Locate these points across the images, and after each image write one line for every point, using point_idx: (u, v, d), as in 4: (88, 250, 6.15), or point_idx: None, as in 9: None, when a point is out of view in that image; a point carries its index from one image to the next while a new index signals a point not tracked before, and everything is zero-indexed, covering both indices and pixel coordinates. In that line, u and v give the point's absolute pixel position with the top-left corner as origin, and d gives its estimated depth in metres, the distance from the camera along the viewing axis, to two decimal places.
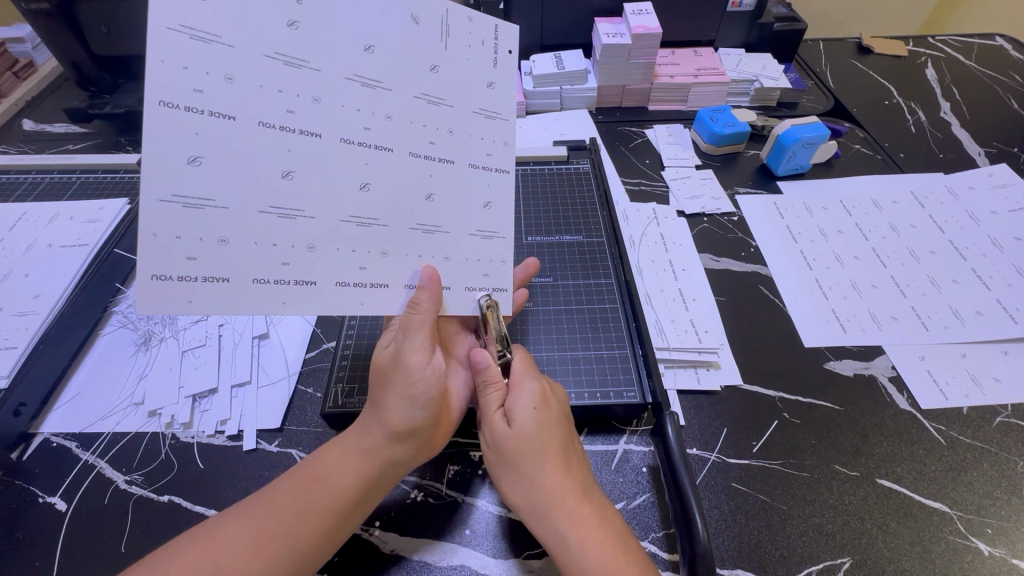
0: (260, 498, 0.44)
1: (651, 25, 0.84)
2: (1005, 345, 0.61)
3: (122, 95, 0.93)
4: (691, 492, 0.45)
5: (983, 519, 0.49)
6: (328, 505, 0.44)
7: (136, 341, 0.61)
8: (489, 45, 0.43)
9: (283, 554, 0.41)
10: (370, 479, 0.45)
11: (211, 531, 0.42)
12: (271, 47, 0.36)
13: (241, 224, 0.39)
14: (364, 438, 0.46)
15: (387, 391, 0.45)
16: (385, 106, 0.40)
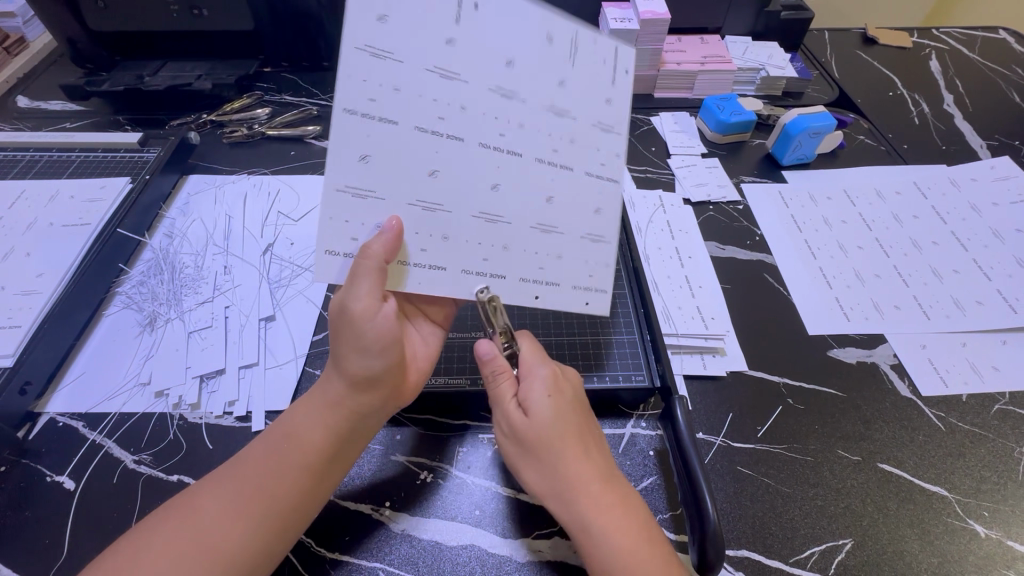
0: (235, 463, 0.44)
1: (659, 10, 0.84)
2: (1004, 335, 0.62)
3: (120, 73, 0.91)
4: (700, 474, 0.46)
5: (980, 503, 0.50)
6: (300, 460, 0.44)
7: (141, 321, 0.61)
8: (613, 62, 0.45)
9: (264, 513, 0.42)
10: (339, 430, 0.46)
11: (192, 501, 0.42)
12: (432, 62, 0.40)
13: (394, 212, 0.42)
14: (327, 394, 0.46)
15: (345, 344, 0.44)
16: (518, 116, 0.43)
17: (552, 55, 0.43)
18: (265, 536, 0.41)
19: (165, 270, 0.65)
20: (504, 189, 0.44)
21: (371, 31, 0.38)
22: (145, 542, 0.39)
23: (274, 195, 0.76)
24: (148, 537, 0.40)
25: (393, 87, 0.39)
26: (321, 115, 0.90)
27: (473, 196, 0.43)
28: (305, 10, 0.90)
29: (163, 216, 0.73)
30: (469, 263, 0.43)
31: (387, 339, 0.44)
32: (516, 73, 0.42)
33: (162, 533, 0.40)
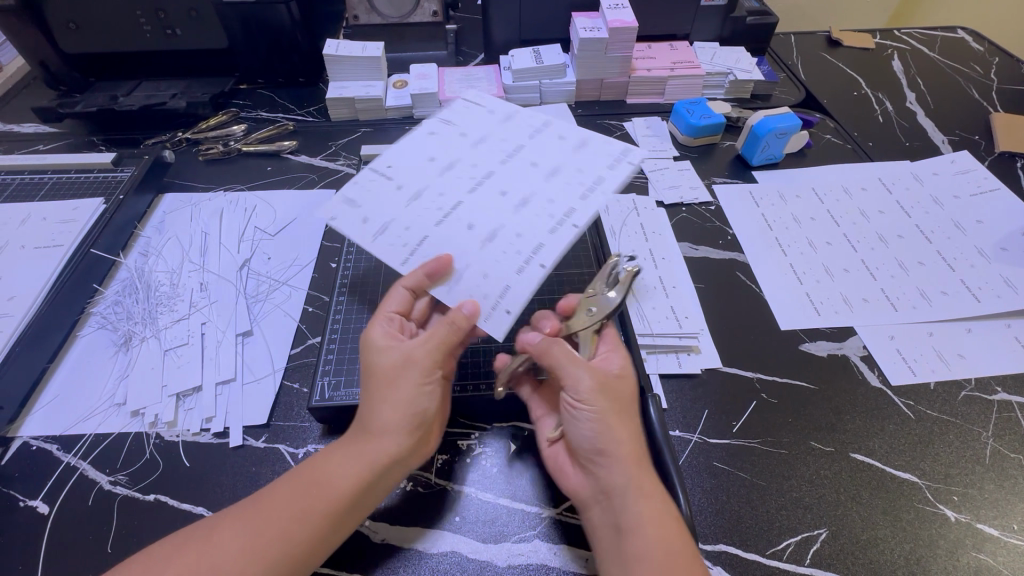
0: (259, 503, 0.44)
1: (627, 19, 0.86)
2: (969, 323, 0.63)
3: (93, 93, 0.91)
4: (674, 468, 0.48)
5: (950, 488, 0.51)
6: (326, 507, 0.43)
7: (116, 341, 0.60)
8: (501, 122, 0.66)
9: (278, 557, 0.41)
10: (370, 482, 0.45)
11: (210, 533, 0.42)
12: (440, 184, 0.59)
13: (474, 275, 0.52)
14: (367, 444, 0.46)
15: (391, 390, 0.48)
16: (497, 171, 0.60)
17: (453, 157, 0.62)
18: None
19: (141, 289, 0.65)
20: (493, 235, 0.55)
21: (371, 198, 0.58)
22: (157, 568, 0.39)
23: (251, 211, 0.76)
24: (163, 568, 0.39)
25: (439, 212, 0.57)
26: (297, 130, 0.91)
27: (547, 255, 0.52)
28: (278, 27, 0.91)
29: (138, 236, 0.72)
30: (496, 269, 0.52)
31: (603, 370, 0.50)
32: (485, 173, 0.60)
33: (172, 561, 0.40)
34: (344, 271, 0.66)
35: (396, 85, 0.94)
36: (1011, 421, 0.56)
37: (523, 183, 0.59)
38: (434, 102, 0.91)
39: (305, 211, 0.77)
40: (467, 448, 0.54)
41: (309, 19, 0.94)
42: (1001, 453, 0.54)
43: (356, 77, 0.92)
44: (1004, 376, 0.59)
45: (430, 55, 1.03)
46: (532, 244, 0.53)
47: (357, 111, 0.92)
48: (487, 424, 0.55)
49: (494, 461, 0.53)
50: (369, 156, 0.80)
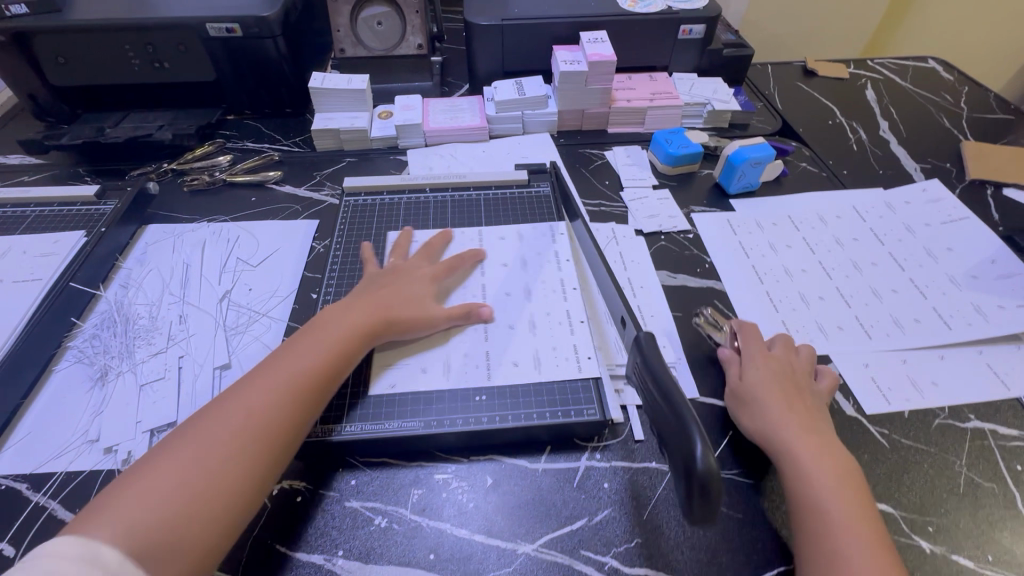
0: (189, 434, 0.46)
1: (606, 52, 0.88)
2: (941, 350, 0.64)
3: (80, 124, 0.93)
4: (687, 408, 0.37)
5: (925, 518, 0.51)
6: (256, 410, 0.48)
7: (92, 376, 0.60)
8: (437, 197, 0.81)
9: (226, 480, 0.44)
10: (297, 384, 0.50)
11: (147, 477, 0.42)
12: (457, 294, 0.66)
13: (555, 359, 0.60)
14: (296, 370, 0.51)
15: (322, 325, 0.57)
16: (487, 260, 0.71)
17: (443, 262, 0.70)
18: (226, 504, 0.43)
19: (119, 323, 0.65)
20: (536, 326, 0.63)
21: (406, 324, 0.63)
22: (110, 499, 0.41)
23: (233, 241, 0.76)
24: (110, 498, 0.41)
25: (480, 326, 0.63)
26: (282, 160, 0.92)
27: (577, 313, 0.64)
28: (265, 60, 0.93)
29: (119, 267, 0.72)
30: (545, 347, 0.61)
31: (786, 367, 0.58)
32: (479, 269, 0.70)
33: (111, 506, 0.40)
34: (324, 303, 0.67)
35: (381, 116, 0.96)
36: (984, 450, 0.56)
37: (503, 250, 0.72)
38: (419, 133, 0.93)
39: (288, 241, 0.77)
40: (443, 482, 0.53)
41: (296, 52, 0.96)
42: (974, 482, 0.54)
43: (342, 108, 0.94)
44: (977, 404, 0.60)
45: (416, 87, 1.05)
46: (563, 311, 0.65)
47: (342, 141, 0.93)
48: (464, 457, 0.55)
49: (470, 496, 0.52)
50: (352, 188, 0.81)
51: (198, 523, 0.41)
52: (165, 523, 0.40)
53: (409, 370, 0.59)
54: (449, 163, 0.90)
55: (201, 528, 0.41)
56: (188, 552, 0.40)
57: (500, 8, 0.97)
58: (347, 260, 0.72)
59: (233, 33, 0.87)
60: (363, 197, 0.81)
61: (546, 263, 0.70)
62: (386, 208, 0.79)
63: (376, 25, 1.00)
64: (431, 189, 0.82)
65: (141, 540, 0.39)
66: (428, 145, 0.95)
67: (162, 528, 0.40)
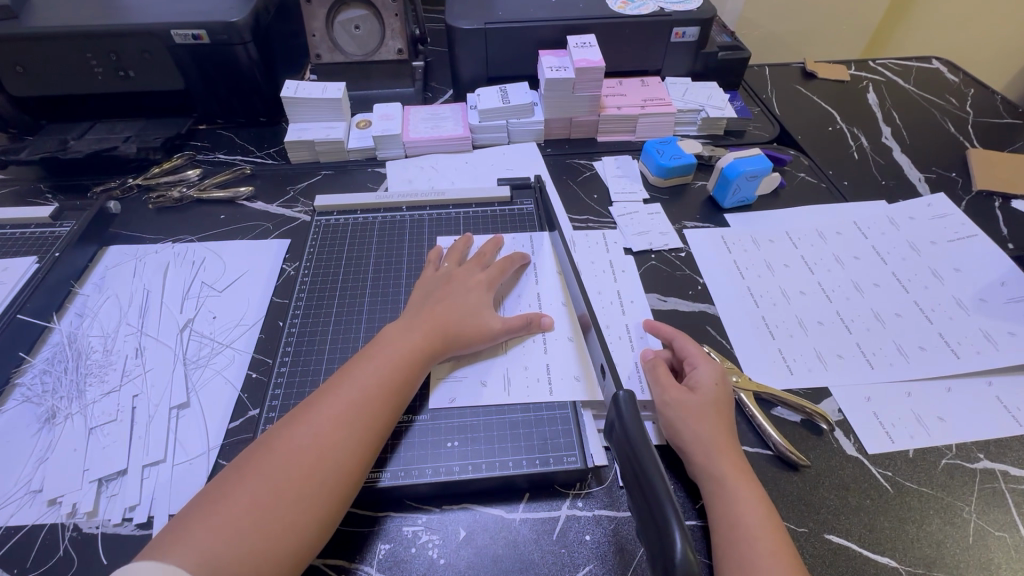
0: (253, 464, 0.45)
1: (594, 58, 0.84)
2: (949, 381, 0.60)
3: (42, 137, 0.88)
4: (664, 492, 0.36)
5: (932, 574, 0.47)
6: (322, 441, 0.46)
7: (39, 418, 0.56)
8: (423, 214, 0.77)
9: (296, 512, 0.43)
10: (361, 412, 0.49)
11: (211, 513, 0.41)
12: None
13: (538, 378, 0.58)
14: (357, 394, 0.50)
15: (381, 345, 0.55)
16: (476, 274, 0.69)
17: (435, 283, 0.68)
18: (301, 537, 0.42)
19: (71, 359, 0.61)
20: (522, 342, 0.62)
21: None
22: (183, 531, 0.40)
23: (199, 264, 0.72)
24: (187, 528, 0.41)
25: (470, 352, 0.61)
26: (255, 174, 0.87)
27: (562, 330, 0.63)
28: (236, 68, 0.88)
29: (75, 294, 0.68)
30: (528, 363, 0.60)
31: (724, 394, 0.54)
32: None
33: (178, 547, 0.39)
34: (290, 333, 0.62)
35: (359, 125, 0.91)
36: (994, 495, 0.52)
37: None
38: (398, 144, 0.89)
39: (256, 263, 0.73)
40: (412, 536, 0.49)
41: (269, 58, 0.91)
42: (984, 532, 0.50)
43: (317, 118, 0.89)
44: (986, 442, 0.56)
45: (397, 94, 1.00)
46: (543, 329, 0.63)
47: (318, 153, 0.88)
48: (436, 507, 0.51)
49: (441, 551, 0.48)
50: (325, 206, 0.77)
51: (272, 559, 0.41)
52: (243, 559, 0.40)
53: (469, 383, 0.58)
54: (429, 176, 0.86)
55: (274, 564, 0.40)
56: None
57: (483, 11, 0.92)
58: (317, 284, 0.68)
59: (200, 40, 0.83)
60: (337, 215, 0.77)
61: (529, 277, 0.69)
62: (361, 228, 0.75)
63: (354, 29, 0.96)
64: (408, 207, 0.78)
65: (218, 575, 0.38)
66: (408, 156, 0.90)
67: (241, 563, 0.39)
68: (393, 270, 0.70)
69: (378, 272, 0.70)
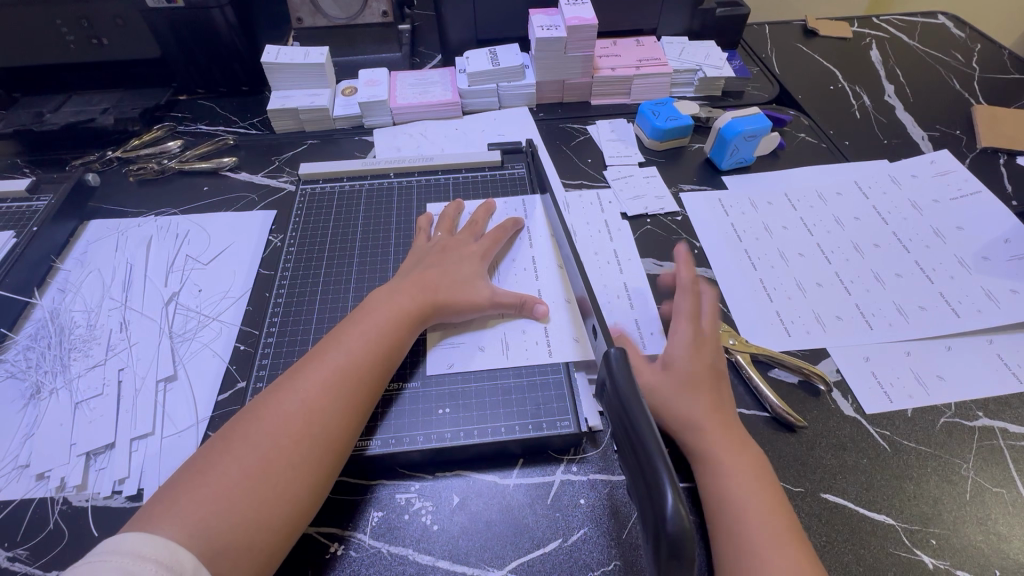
0: (241, 432, 0.44)
1: (587, 15, 0.80)
2: (949, 341, 0.59)
3: (16, 109, 0.85)
4: (655, 449, 0.35)
5: (928, 530, 0.47)
6: (310, 407, 0.45)
7: (23, 394, 0.55)
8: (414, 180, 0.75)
9: (285, 480, 0.42)
10: (349, 379, 0.48)
11: (198, 482, 0.41)
12: None
13: (533, 344, 0.57)
14: (346, 361, 0.49)
15: (366, 311, 0.54)
16: None
17: None
18: (292, 505, 0.42)
19: (54, 334, 0.60)
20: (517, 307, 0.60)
21: None
22: (172, 501, 0.40)
23: (183, 237, 0.70)
24: (176, 497, 0.40)
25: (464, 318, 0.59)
26: (238, 144, 0.85)
27: (555, 295, 0.62)
28: (214, 33, 0.85)
29: (57, 269, 0.67)
30: (523, 330, 0.58)
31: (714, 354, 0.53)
32: None
33: (165, 516, 0.39)
34: (277, 304, 0.61)
35: (344, 92, 0.88)
36: (993, 452, 0.52)
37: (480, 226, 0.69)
38: (385, 111, 0.86)
39: (241, 235, 0.71)
40: (405, 503, 0.49)
41: (249, 23, 0.88)
42: (982, 488, 0.50)
43: (300, 85, 0.86)
44: (986, 400, 0.55)
45: (384, 59, 0.97)
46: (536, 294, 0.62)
47: (303, 121, 0.86)
48: (429, 474, 0.50)
49: (435, 518, 0.48)
50: (310, 174, 0.75)
51: (266, 525, 0.40)
52: (236, 526, 0.39)
53: (466, 348, 0.57)
54: (418, 144, 0.83)
55: (266, 532, 0.40)
56: (261, 551, 0.39)
57: None
58: (303, 255, 0.66)
59: (175, 3, 0.79)
60: (322, 183, 0.75)
61: (523, 241, 0.67)
62: (347, 197, 0.73)
63: None
64: (396, 174, 0.76)
65: (212, 543, 0.38)
66: (396, 123, 0.87)
67: (235, 531, 0.39)
68: (381, 240, 0.68)
69: (367, 240, 0.68)
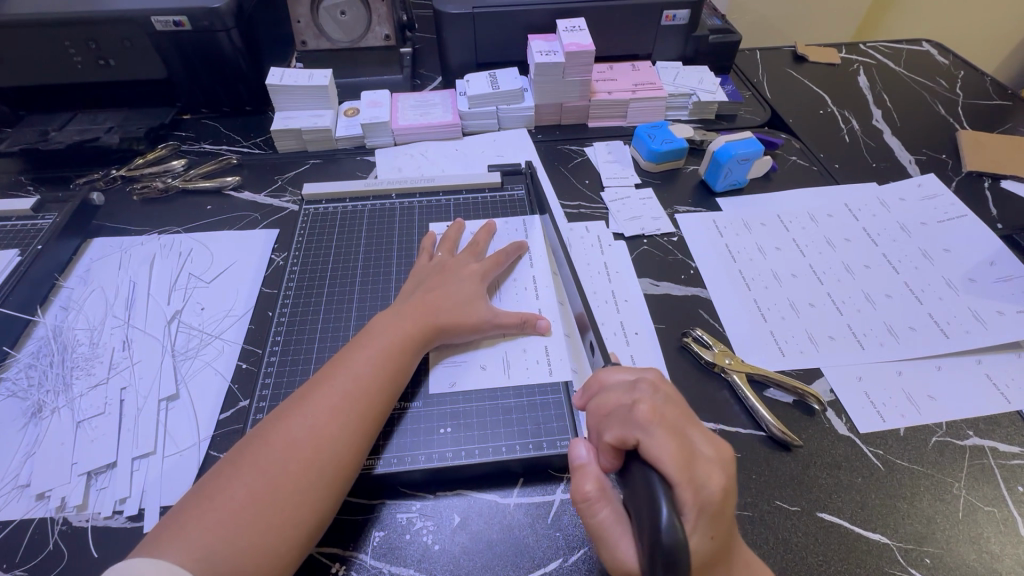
0: (248, 456, 0.44)
1: (584, 42, 0.83)
2: (938, 361, 0.61)
3: (22, 128, 0.86)
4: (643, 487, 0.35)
5: (922, 549, 0.48)
6: (317, 432, 0.46)
7: (25, 412, 0.55)
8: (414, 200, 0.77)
9: (290, 507, 0.42)
10: (355, 403, 0.48)
11: (206, 507, 0.41)
12: None
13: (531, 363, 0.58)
14: (353, 386, 0.49)
15: (372, 334, 0.54)
16: None
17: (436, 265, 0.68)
18: (297, 531, 0.42)
19: (56, 352, 0.60)
20: None
21: None
22: (179, 526, 0.40)
23: (186, 256, 0.71)
24: (182, 523, 0.40)
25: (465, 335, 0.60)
26: (242, 163, 0.86)
27: (551, 314, 0.63)
28: (221, 55, 0.86)
29: (60, 287, 0.67)
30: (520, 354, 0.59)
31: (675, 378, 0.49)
32: None
33: (171, 542, 0.39)
34: (280, 323, 0.62)
35: (347, 113, 0.90)
36: (984, 470, 0.53)
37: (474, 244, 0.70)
38: (387, 132, 0.87)
39: (244, 254, 0.72)
40: (407, 523, 0.49)
41: (254, 46, 0.90)
42: (974, 507, 0.51)
43: (303, 106, 0.88)
44: (976, 419, 0.57)
45: (385, 81, 0.99)
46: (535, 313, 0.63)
47: (305, 141, 0.87)
48: (430, 494, 0.51)
49: (436, 537, 0.48)
50: (314, 194, 0.76)
51: (271, 552, 0.40)
52: (243, 554, 0.39)
53: (467, 367, 0.58)
54: (420, 164, 0.85)
55: (271, 559, 0.40)
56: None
57: None
58: (305, 273, 0.67)
59: (182, 27, 0.81)
60: (325, 203, 0.76)
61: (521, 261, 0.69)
62: (349, 216, 0.74)
63: (339, 15, 0.94)
64: (398, 194, 0.77)
65: (217, 570, 0.38)
66: (397, 144, 0.89)
67: (240, 559, 0.39)
68: (383, 260, 0.69)
69: (369, 260, 0.69)
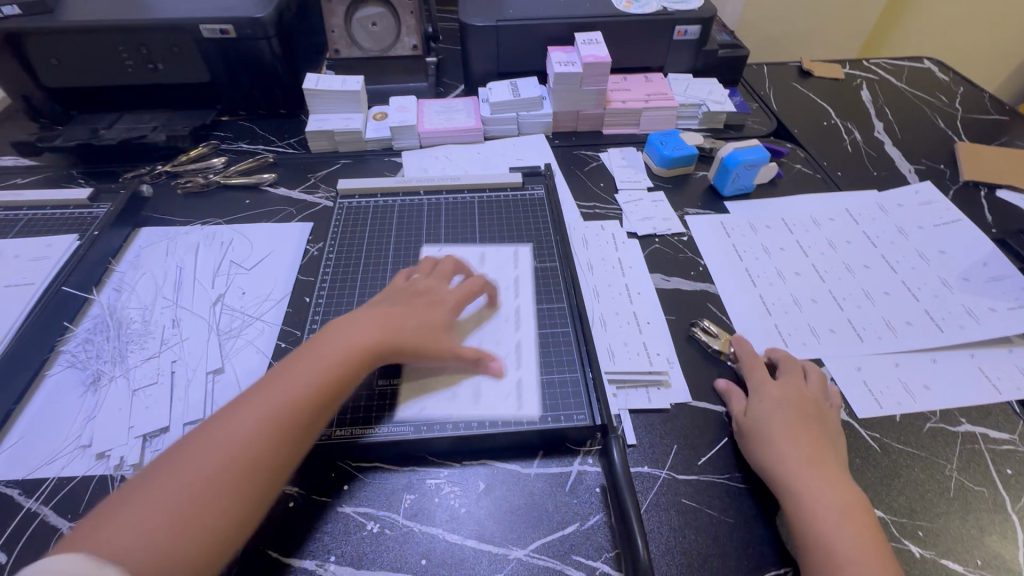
0: (183, 451, 0.43)
1: (601, 53, 0.88)
2: (933, 354, 0.64)
3: (75, 125, 0.92)
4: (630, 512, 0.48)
5: (915, 523, 0.51)
6: (261, 431, 0.45)
7: (84, 381, 0.60)
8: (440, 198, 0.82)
9: (224, 505, 0.41)
10: (309, 404, 0.48)
11: (137, 498, 0.39)
12: None
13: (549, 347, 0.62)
14: (308, 385, 0.48)
15: (337, 334, 0.54)
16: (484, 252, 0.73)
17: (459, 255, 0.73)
18: (226, 532, 0.40)
19: (111, 328, 0.65)
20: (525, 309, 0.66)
21: None
22: (106, 515, 0.38)
23: (227, 245, 0.76)
24: (112, 512, 0.39)
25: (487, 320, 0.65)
26: (277, 162, 0.91)
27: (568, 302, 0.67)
28: (260, 61, 0.92)
29: (112, 271, 0.72)
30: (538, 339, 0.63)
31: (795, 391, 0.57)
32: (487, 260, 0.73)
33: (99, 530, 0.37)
34: (317, 306, 0.66)
35: (376, 117, 0.95)
36: (975, 454, 0.57)
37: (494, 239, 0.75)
38: (413, 135, 0.93)
39: (280, 244, 0.77)
40: (436, 487, 0.53)
41: (291, 53, 0.96)
42: (964, 486, 0.54)
43: (336, 109, 0.93)
44: (969, 408, 0.60)
45: (411, 88, 1.04)
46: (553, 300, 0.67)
47: (337, 143, 0.93)
48: (457, 462, 0.55)
49: (462, 501, 0.52)
50: (347, 190, 0.81)
51: (196, 552, 0.39)
52: (166, 551, 0.38)
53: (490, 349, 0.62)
54: (444, 165, 0.90)
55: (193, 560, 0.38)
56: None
57: (495, 9, 0.97)
58: (339, 262, 0.72)
59: (227, 34, 0.87)
60: (357, 198, 0.81)
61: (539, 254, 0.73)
62: (380, 211, 0.79)
63: (371, 26, 1.00)
64: (425, 191, 0.82)
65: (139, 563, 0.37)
66: (422, 147, 0.95)
67: (161, 556, 0.37)
68: (411, 251, 0.74)
69: (398, 251, 0.74)
